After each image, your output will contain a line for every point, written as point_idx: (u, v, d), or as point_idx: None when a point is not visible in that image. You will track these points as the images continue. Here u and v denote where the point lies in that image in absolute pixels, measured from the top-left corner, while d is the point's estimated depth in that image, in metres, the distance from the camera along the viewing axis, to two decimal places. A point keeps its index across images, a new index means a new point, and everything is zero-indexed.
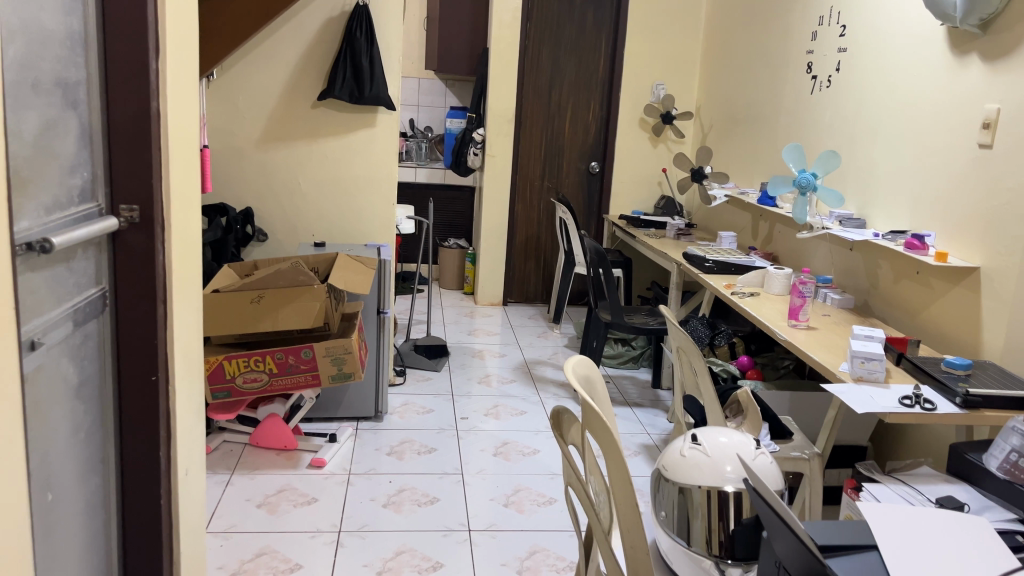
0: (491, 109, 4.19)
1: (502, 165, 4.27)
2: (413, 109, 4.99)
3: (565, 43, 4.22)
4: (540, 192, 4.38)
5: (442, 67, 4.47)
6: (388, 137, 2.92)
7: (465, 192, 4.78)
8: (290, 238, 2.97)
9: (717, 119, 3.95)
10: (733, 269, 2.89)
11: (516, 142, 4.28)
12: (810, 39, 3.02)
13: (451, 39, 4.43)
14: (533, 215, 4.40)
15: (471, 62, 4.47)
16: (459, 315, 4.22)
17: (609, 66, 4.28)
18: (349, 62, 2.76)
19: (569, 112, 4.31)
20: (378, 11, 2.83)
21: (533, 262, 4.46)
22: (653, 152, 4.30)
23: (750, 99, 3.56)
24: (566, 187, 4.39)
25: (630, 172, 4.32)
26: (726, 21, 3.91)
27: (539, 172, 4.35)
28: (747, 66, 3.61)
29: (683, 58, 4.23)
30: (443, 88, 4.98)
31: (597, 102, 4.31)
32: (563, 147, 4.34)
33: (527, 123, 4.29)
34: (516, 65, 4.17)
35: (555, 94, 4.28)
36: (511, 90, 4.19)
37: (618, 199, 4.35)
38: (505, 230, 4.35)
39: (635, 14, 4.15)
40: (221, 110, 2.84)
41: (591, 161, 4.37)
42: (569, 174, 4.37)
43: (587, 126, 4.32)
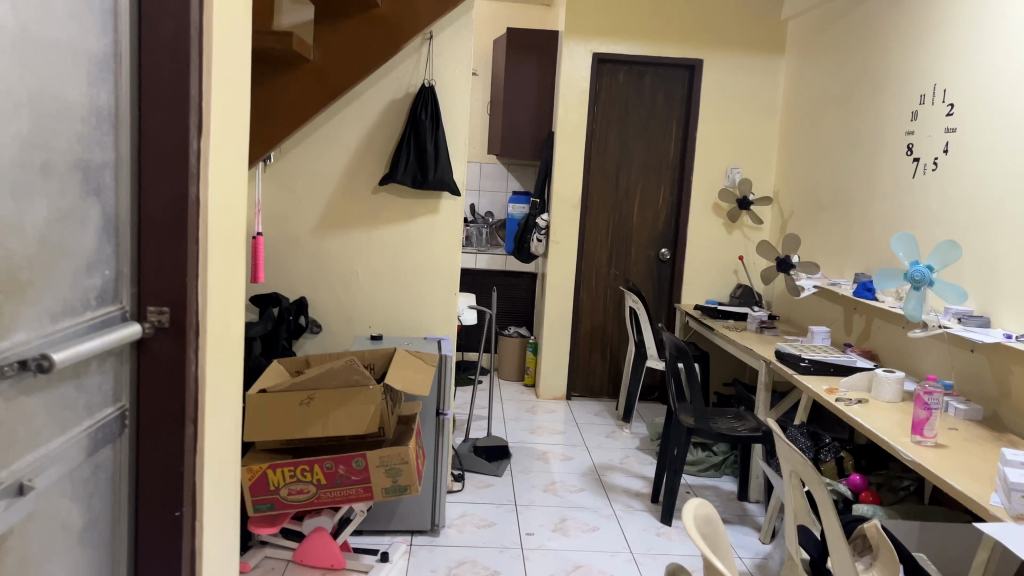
0: (556, 193, 4.01)
1: (568, 251, 4.06)
2: (474, 194, 4.86)
3: (634, 126, 4.06)
4: (607, 280, 4.15)
5: (505, 151, 4.34)
6: (452, 223, 2.74)
7: (527, 279, 4.57)
8: (345, 330, 2.77)
9: (799, 204, 3.70)
10: (833, 371, 2.58)
11: (582, 229, 4.07)
12: (909, 118, 2.78)
13: (514, 122, 4.30)
14: (599, 304, 4.16)
15: (535, 145, 4.32)
16: (518, 410, 3.92)
17: (680, 149, 4.09)
18: (413, 144, 2.61)
19: (638, 197, 4.11)
20: (444, 92, 2.69)
21: (599, 353, 4.19)
22: (728, 239, 4.06)
23: (838, 183, 3.31)
24: (634, 275, 4.16)
25: (703, 260, 4.07)
26: (806, 102, 3.70)
27: (606, 258, 4.13)
28: (833, 148, 3.38)
29: (758, 140, 4.02)
30: (505, 173, 4.85)
31: (668, 187, 4.10)
32: (631, 233, 4.12)
33: (594, 208, 4.10)
34: (582, 148, 4.00)
35: (623, 178, 4.09)
36: (577, 174, 4.01)
37: (691, 288, 4.09)
38: (570, 319, 4.11)
39: (708, 96, 3.98)
40: (278, 195, 2.69)
41: (661, 248, 4.14)
42: (637, 261, 4.14)
43: (657, 211, 4.11)
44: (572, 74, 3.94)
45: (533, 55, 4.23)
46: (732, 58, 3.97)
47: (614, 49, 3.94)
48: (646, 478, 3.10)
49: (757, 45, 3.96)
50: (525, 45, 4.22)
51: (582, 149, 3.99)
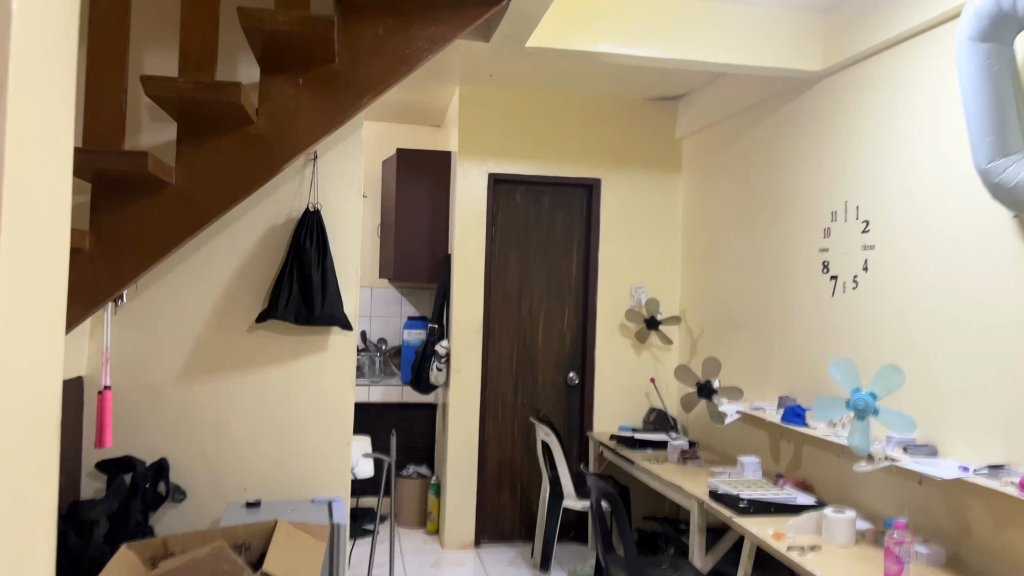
0: (456, 320, 3.73)
1: (470, 382, 3.74)
2: (365, 320, 4.52)
3: (535, 248, 3.88)
4: (514, 411, 3.85)
5: (399, 276, 4.05)
6: (343, 363, 2.41)
7: (425, 412, 4.21)
8: (215, 495, 2.33)
9: (709, 324, 3.56)
10: (775, 510, 2.34)
11: (485, 356, 3.78)
12: (822, 236, 2.70)
13: (407, 245, 4.04)
14: (506, 437, 3.84)
15: (430, 269, 4.06)
16: (421, 565, 3.46)
17: (583, 270, 3.92)
18: (296, 276, 2.30)
19: (542, 321, 3.88)
20: (332, 218, 2.41)
21: (508, 492, 3.84)
22: (637, 362, 3.86)
23: (751, 303, 3.19)
24: (542, 405, 3.88)
25: (614, 385, 3.84)
26: (708, 220, 3.64)
27: (511, 386, 3.85)
28: (742, 267, 3.28)
29: (661, 259, 3.92)
30: (398, 297, 4.55)
31: (572, 309, 3.90)
32: (537, 359, 3.87)
33: (496, 333, 3.84)
34: (481, 272, 3.77)
35: (525, 302, 3.87)
36: (478, 299, 3.75)
37: (602, 415, 3.84)
38: (475, 456, 3.75)
39: (608, 215, 3.87)
40: (133, 339, 2.28)
41: (569, 374, 3.90)
42: (545, 388, 3.88)
43: (562, 334, 3.89)
44: (468, 194, 3.75)
45: (426, 176, 4.04)
46: (630, 177, 3.89)
47: (510, 169, 3.79)
48: None
49: (654, 164, 3.92)
50: (417, 166, 4.03)
51: (481, 272, 3.76)
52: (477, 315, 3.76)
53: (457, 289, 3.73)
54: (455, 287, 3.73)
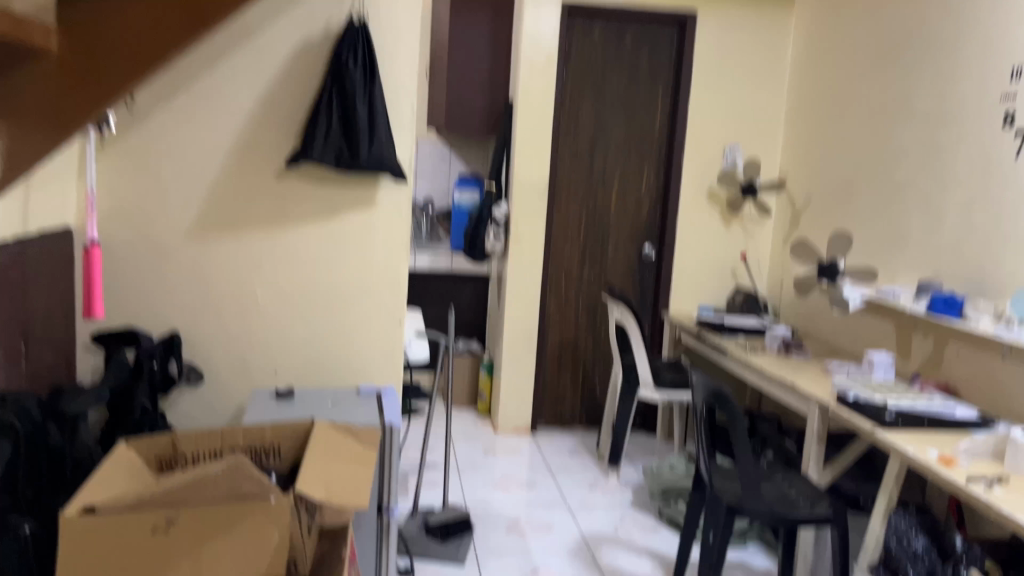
0: (517, 179, 3.21)
1: (532, 251, 3.26)
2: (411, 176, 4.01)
3: (612, 96, 3.29)
4: (579, 287, 3.38)
5: (451, 126, 3.50)
6: (394, 222, 1.92)
7: (477, 282, 3.77)
8: (239, 378, 1.91)
9: (819, 193, 3.00)
10: (930, 423, 1.88)
11: (549, 223, 3.28)
12: (1010, 79, 2.08)
13: (461, 90, 3.46)
14: (570, 314, 3.39)
15: (487, 119, 3.50)
16: (473, 453, 3.09)
17: (667, 125, 3.33)
18: (337, 109, 1.78)
19: (617, 184, 3.34)
20: (381, 33, 1.85)
21: (570, 375, 3.43)
22: (725, 235, 3.33)
23: (885, 168, 2.61)
24: (612, 280, 3.40)
25: (696, 261, 3.33)
26: (828, 65, 3.00)
27: (578, 257, 3.36)
28: (875, 123, 2.68)
29: (762, 114, 3.30)
30: (448, 152, 4.02)
31: (653, 171, 3.35)
32: (609, 228, 3.36)
33: (562, 197, 3.32)
34: (549, 124, 3.20)
35: (598, 161, 3.32)
36: (543, 155, 3.21)
37: (682, 293, 3.36)
38: (535, 335, 3.32)
39: (703, 59, 3.23)
40: (130, 184, 1.80)
41: (645, 246, 3.38)
42: (616, 260, 3.39)
43: (640, 199, 3.36)
44: (536, 28, 3.13)
45: (485, 6, 3.40)
46: (732, 12, 3.22)
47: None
48: (655, 555, 2.34)
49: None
50: None
51: (549, 123, 3.20)
52: (542, 174, 3.23)
53: (520, 143, 3.19)
54: (518, 140, 3.19)
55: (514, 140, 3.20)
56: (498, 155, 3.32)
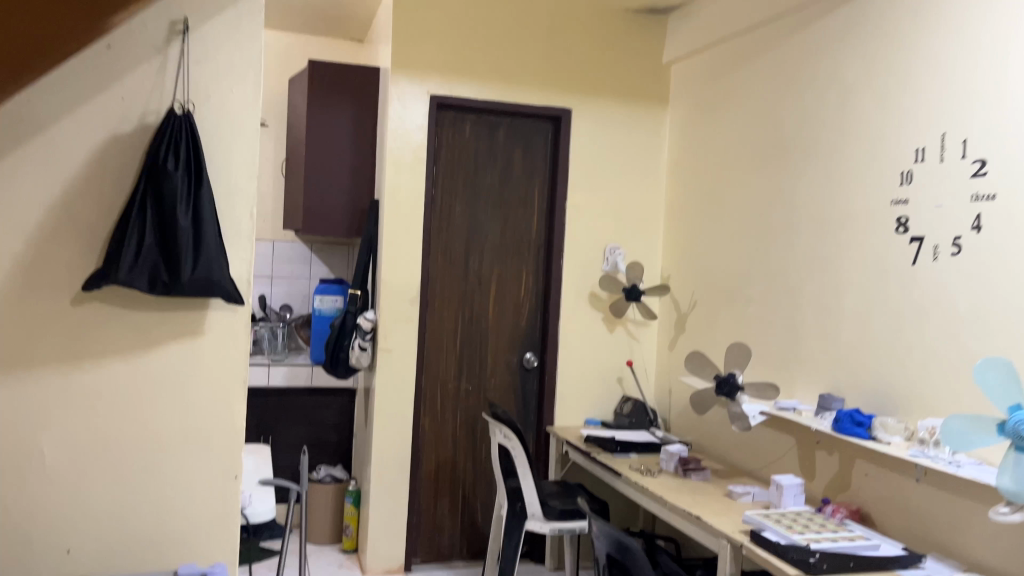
0: (385, 285, 2.90)
1: (403, 365, 2.93)
2: (266, 282, 3.66)
3: (487, 196, 3.08)
4: (456, 402, 3.07)
5: (309, 227, 3.16)
6: (228, 354, 1.56)
7: (340, 398, 3.39)
8: (14, 563, 1.46)
9: (704, 296, 2.86)
10: (856, 565, 1.66)
11: (421, 333, 2.98)
12: (899, 183, 2.00)
13: (320, 188, 3.15)
14: (446, 431, 3.06)
15: (350, 220, 3.19)
16: None
17: (545, 226, 3.15)
18: (152, 218, 1.43)
19: (495, 289, 3.10)
20: (213, 127, 1.54)
21: (447, 501, 3.07)
22: (608, 341, 3.14)
23: (772, 273, 2.50)
24: (492, 393, 3.11)
25: (580, 369, 3.11)
26: (707, 166, 2.91)
27: (454, 369, 3.06)
28: (759, 226, 2.58)
29: (641, 215, 3.18)
30: (307, 256, 3.71)
31: (531, 274, 3.13)
32: (486, 337, 3.09)
33: (435, 304, 3.03)
34: (419, 225, 2.94)
35: (473, 264, 3.07)
36: (414, 259, 2.93)
37: (567, 405, 3.10)
38: (408, 458, 2.96)
39: (579, 158, 3.09)
40: None
41: (525, 354, 3.13)
42: (495, 370, 3.11)
43: (519, 304, 3.12)
44: (403, 123, 2.90)
45: (347, 99, 3.15)
46: (607, 111, 3.12)
47: (458, 93, 2.95)
48: None
49: (636, 96, 3.15)
50: (336, 86, 3.14)
51: (419, 224, 2.93)
52: (413, 279, 2.94)
53: (387, 246, 2.90)
54: (385, 243, 2.90)
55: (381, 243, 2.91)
56: (362, 258, 3.00)
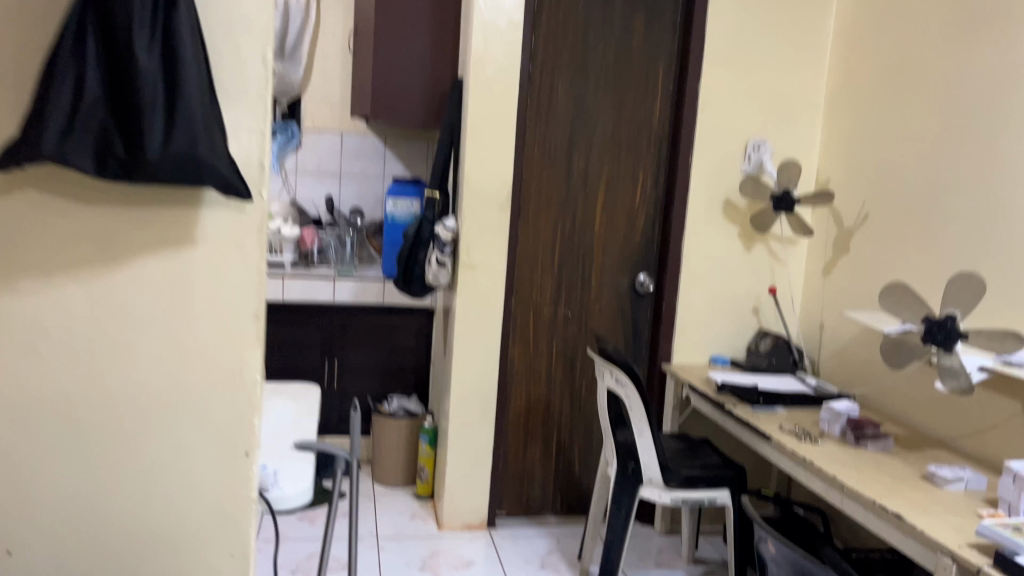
0: (469, 187, 2.34)
1: (489, 284, 2.41)
2: (334, 180, 3.18)
3: (597, 75, 2.44)
4: (552, 331, 2.53)
5: (376, 113, 2.60)
6: (225, 273, 1.08)
7: (417, 319, 2.90)
8: None
9: (880, 208, 2.19)
10: None
11: (512, 247, 2.42)
12: None
13: (390, 66, 2.56)
14: (539, 365, 2.54)
15: (427, 106, 2.61)
16: (402, 569, 2.20)
17: (670, 114, 2.50)
18: (101, 60, 0.92)
19: (603, 194, 2.50)
20: None
21: (540, 446, 2.58)
22: (743, 261, 2.52)
23: (995, 177, 1.81)
24: (596, 321, 2.55)
25: (707, 295, 2.51)
26: (894, 34, 2.19)
27: (551, 290, 2.51)
28: (975, 113, 1.88)
29: (794, 101, 2.49)
30: (380, 151, 3.18)
31: (650, 176, 2.52)
32: (591, 253, 2.52)
33: (529, 210, 2.46)
34: (512, 113, 2.34)
35: (578, 162, 2.47)
36: (505, 155, 2.35)
37: (689, 339, 2.52)
38: (493, 396, 2.46)
39: (718, 26, 2.41)
40: None
41: (638, 275, 2.55)
42: (600, 293, 2.54)
43: (632, 212, 2.52)
44: None
45: None
46: None
47: None
48: None
49: None
50: None
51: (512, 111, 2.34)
52: (504, 179, 2.37)
53: (472, 138, 2.33)
54: (469, 134, 2.32)
55: (464, 135, 2.34)
56: (441, 153, 2.43)
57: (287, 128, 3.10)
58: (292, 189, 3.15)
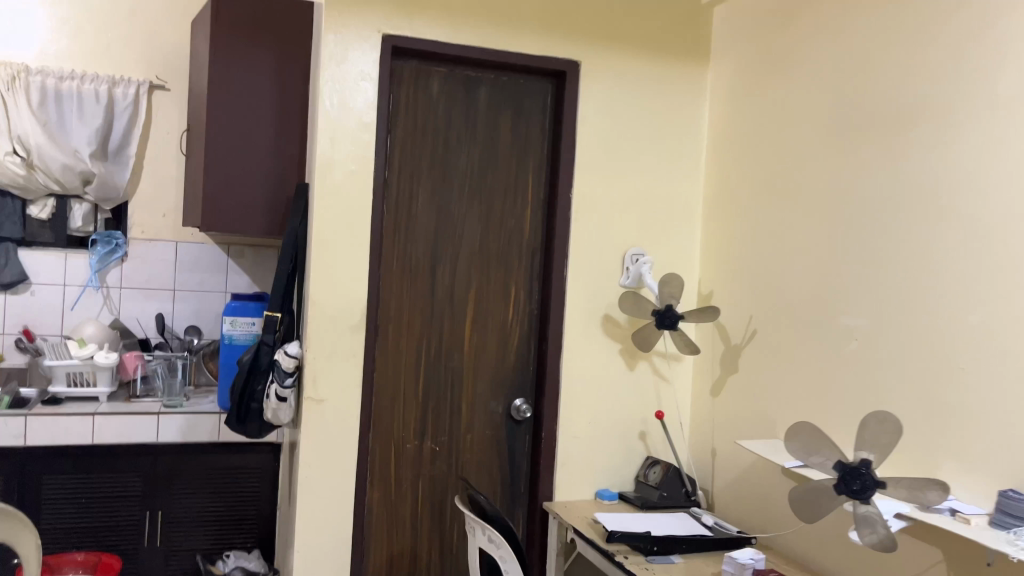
0: (316, 308, 2.02)
1: (341, 420, 2.06)
2: (167, 296, 2.78)
3: (461, 182, 2.21)
4: (417, 470, 2.19)
5: (206, 221, 2.23)
6: None
7: (260, 457, 2.50)
8: None
9: (769, 324, 2.03)
10: None
11: (369, 375, 2.10)
12: None
13: (223, 168, 2.24)
14: (403, 510, 2.18)
15: (268, 213, 2.27)
16: None
17: (542, 223, 2.29)
18: None
19: (472, 311, 2.23)
20: None
21: None
22: (626, 382, 2.29)
23: (893, 294, 1.66)
24: (467, 455, 2.24)
25: (590, 421, 2.26)
26: (769, 143, 2.09)
27: (416, 422, 2.19)
28: (863, 224, 1.76)
29: (671, 210, 2.34)
30: (222, 262, 2.84)
31: (522, 290, 2.28)
32: (460, 378, 2.22)
33: (388, 331, 2.15)
34: (366, 222, 2.06)
35: (443, 277, 2.20)
36: (358, 270, 2.06)
37: (573, 472, 2.24)
38: (348, 553, 2.07)
39: (589, 131, 2.25)
40: None
41: (514, 401, 2.27)
42: (472, 423, 2.24)
43: (504, 331, 2.26)
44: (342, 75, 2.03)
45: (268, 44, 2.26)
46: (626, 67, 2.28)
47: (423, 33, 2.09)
48: None
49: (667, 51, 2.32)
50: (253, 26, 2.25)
51: (366, 221, 2.06)
52: (357, 298, 2.06)
53: (319, 252, 2.02)
54: (315, 247, 2.02)
55: (310, 248, 2.04)
56: (283, 268, 2.11)
57: (110, 237, 2.71)
58: (115, 307, 2.73)
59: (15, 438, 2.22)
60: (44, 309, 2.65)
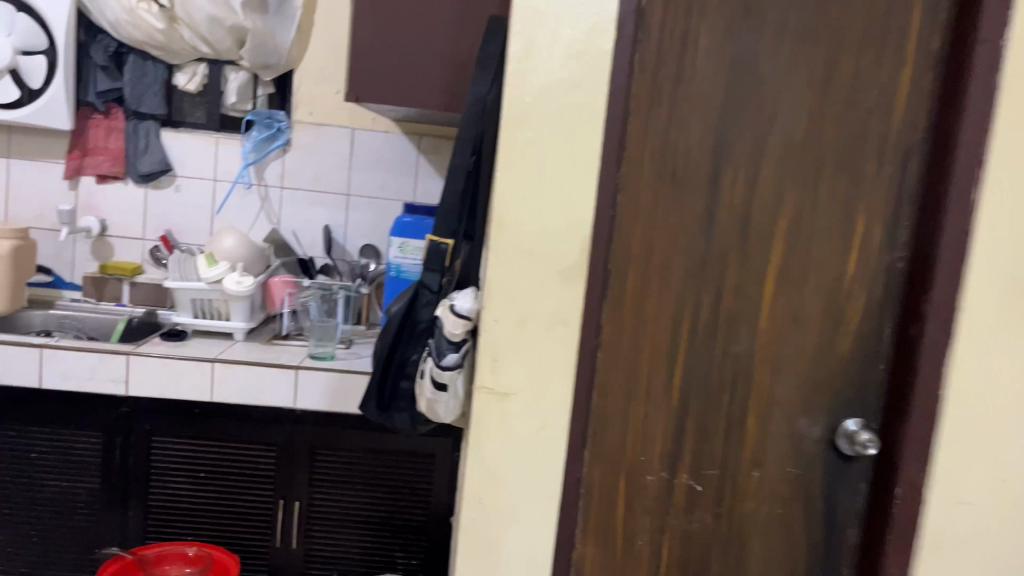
0: (503, 242, 1.18)
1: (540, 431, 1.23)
2: (338, 202, 2.10)
3: (783, 21, 1.19)
4: (661, 523, 1.28)
5: (361, 91, 1.51)
6: None
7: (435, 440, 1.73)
8: None
9: None
10: None
11: (590, 361, 1.21)
12: None
13: (382, 10, 1.48)
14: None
15: (447, 77, 1.50)
16: None
17: (932, 101, 1.21)
18: None
19: (782, 260, 1.24)
20: None
21: None
22: None
23: None
24: (750, 506, 1.29)
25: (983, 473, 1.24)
26: None
27: (667, 440, 1.27)
28: None
29: None
30: (409, 162, 2.10)
31: (881, 225, 1.23)
32: (748, 376, 1.26)
33: (628, 285, 1.22)
34: (599, 93, 1.15)
35: (732, 195, 1.22)
36: (579, 179, 1.17)
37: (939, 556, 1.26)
38: None
39: None
40: None
41: (844, 422, 1.27)
42: (764, 451, 1.28)
43: (838, 296, 1.25)
44: None
45: None
46: None
47: None
48: None
49: None
50: None
51: (597, 90, 1.15)
52: (574, 228, 1.18)
53: (513, 145, 1.16)
54: (506, 136, 1.16)
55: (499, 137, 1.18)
56: (457, 167, 1.27)
57: (270, 118, 2.04)
58: (274, 214, 2.10)
59: (114, 384, 1.63)
60: (190, 209, 2.07)
